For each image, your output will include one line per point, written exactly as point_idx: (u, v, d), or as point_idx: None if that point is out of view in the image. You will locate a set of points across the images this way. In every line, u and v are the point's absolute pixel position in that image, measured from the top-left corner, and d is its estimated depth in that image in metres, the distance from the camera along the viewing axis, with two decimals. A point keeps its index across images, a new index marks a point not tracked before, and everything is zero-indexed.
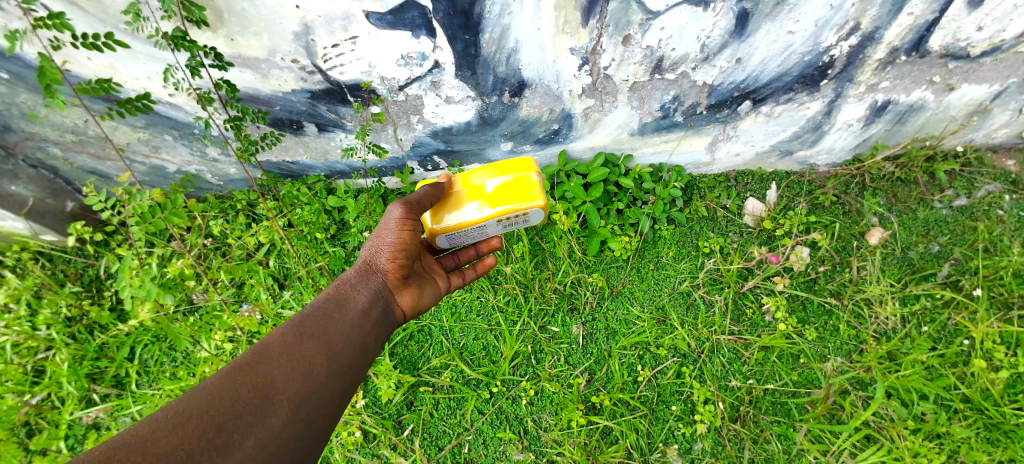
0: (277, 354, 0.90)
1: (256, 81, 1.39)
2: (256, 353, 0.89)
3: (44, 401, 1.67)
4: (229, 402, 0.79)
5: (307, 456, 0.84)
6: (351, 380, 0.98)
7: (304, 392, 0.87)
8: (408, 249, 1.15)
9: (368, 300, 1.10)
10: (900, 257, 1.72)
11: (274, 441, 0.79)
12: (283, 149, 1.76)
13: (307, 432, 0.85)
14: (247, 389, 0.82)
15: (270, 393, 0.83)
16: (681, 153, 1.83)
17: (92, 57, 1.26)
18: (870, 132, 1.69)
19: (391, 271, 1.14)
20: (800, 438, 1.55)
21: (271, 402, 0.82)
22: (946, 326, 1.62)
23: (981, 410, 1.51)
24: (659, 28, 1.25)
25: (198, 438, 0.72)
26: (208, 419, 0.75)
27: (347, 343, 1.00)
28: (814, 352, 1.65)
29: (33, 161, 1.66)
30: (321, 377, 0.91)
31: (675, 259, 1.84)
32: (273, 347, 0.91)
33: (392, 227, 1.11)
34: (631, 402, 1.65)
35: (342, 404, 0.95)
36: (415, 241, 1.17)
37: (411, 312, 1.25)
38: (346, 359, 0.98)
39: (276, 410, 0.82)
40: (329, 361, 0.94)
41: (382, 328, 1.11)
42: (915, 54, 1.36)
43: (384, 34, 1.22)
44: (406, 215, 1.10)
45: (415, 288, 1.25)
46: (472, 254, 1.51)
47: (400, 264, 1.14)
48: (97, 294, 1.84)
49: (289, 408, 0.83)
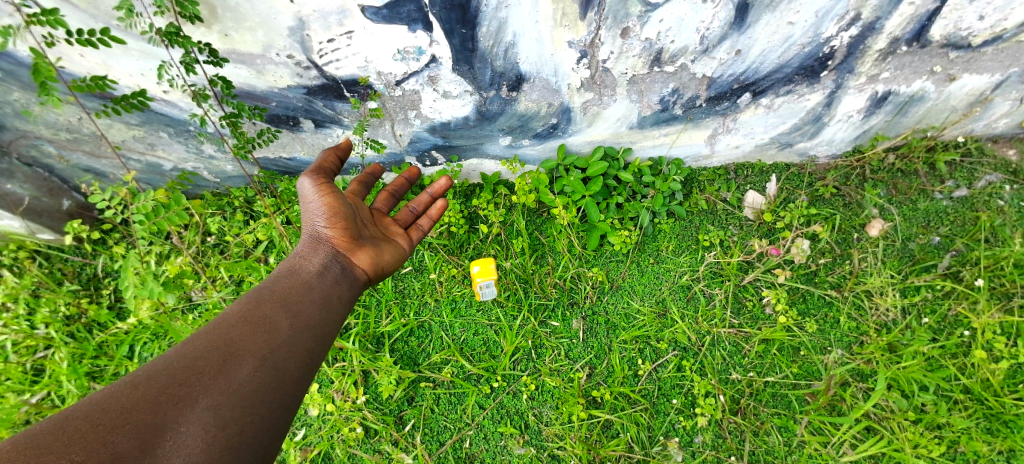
0: (236, 321, 0.94)
1: (252, 77, 1.38)
2: (217, 324, 0.94)
3: (44, 400, 1.67)
4: (191, 363, 0.83)
5: (281, 404, 0.87)
6: (318, 334, 1.01)
7: (264, 348, 0.91)
8: (339, 209, 1.19)
9: (322, 264, 1.14)
10: (901, 249, 1.72)
11: (239, 391, 0.82)
12: (280, 145, 1.74)
13: (278, 381, 0.89)
14: (210, 352, 0.86)
15: (232, 350, 0.88)
16: (680, 147, 1.83)
17: (84, 54, 1.25)
18: (870, 123, 1.68)
19: (335, 235, 1.18)
20: (801, 429, 1.56)
21: (235, 358, 0.87)
22: (947, 318, 1.62)
23: (981, 400, 1.51)
24: (658, 20, 1.23)
25: (160, 396, 0.76)
26: (171, 379, 0.80)
27: (306, 301, 1.04)
28: (815, 345, 1.65)
29: (27, 160, 1.64)
30: (285, 334, 0.95)
31: (675, 253, 1.83)
32: (231, 317, 0.95)
33: (313, 197, 1.18)
34: (631, 396, 1.65)
35: (313, 358, 0.98)
36: (344, 202, 1.21)
37: (375, 271, 1.26)
38: (308, 317, 1.02)
39: (239, 365, 0.86)
40: (291, 320, 0.99)
41: (343, 286, 1.14)
42: (916, 45, 1.35)
43: (381, 29, 1.21)
44: (317, 181, 1.19)
45: (372, 248, 1.26)
46: (425, 199, 1.50)
47: (338, 224, 1.18)
48: (95, 293, 1.83)
49: (254, 363, 0.88)
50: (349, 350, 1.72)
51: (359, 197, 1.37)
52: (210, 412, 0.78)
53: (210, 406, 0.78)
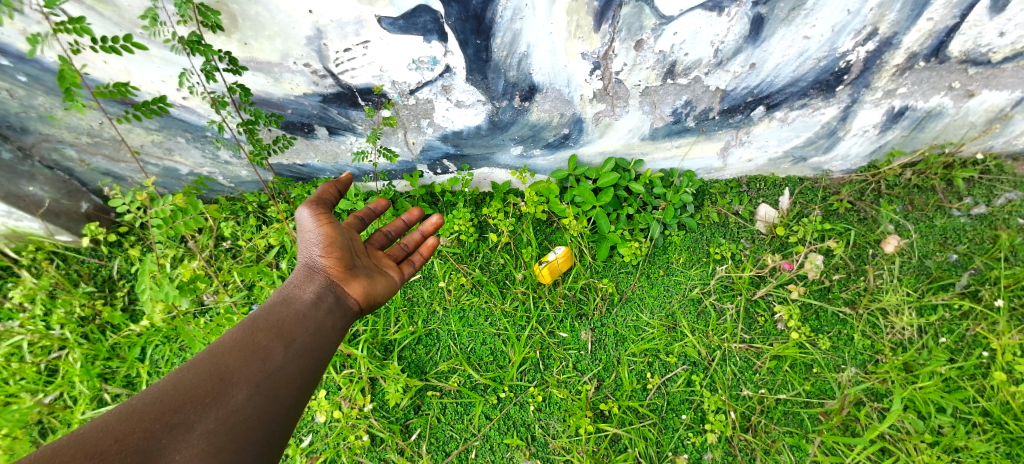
0: (230, 348, 0.94)
1: (269, 84, 1.40)
2: (210, 351, 0.93)
3: (56, 400, 1.68)
4: (186, 390, 0.82)
5: (273, 434, 0.87)
6: (312, 363, 1.02)
7: (258, 376, 0.91)
8: (336, 240, 1.20)
9: (316, 294, 1.14)
10: (917, 266, 1.69)
11: (233, 420, 0.82)
12: (294, 152, 1.77)
13: (271, 409, 0.89)
14: (205, 377, 0.85)
15: (226, 377, 0.87)
16: (692, 159, 1.82)
17: (108, 61, 1.27)
18: (886, 138, 1.66)
19: (330, 265, 1.19)
20: (813, 449, 1.53)
21: (229, 386, 0.86)
22: (965, 338, 1.59)
23: (1001, 424, 1.47)
24: (671, 33, 1.23)
25: (154, 423, 0.75)
26: (165, 406, 0.78)
27: (300, 331, 1.04)
28: (829, 362, 1.63)
29: (49, 162, 1.68)
30: (280, 362, 0.96)
31: (685, 265, 1.82)
32: (224, 345, 0.95)
33: (311, 227, 1.19)
34: (640, 410, 1.63)
35: (305, 387, 0.98)
36: (341, 234, 1.22)
37: (368, 302, 1.25)
38: (302, 345, 1.02)
39: (233, 393, 0.85)
40: (286, 348, 0.99)
41: (336, 317, 1.14)
42: (934, 60, 1.32)
43: (396, 39, 1.22)
44: (316, 210, 1.20)
45: (365, 279, 1.26)
46: (417, 238, 1.50)
47: (334, 255, 1.19)
48: (110, 295, 1.86)
49: (249, 389, 0.88)
50: (357, 357, 1.72)
51: (354, 229, 1.36)
52: (205, 439, 0.77)
53: (205, 434, 0.77)
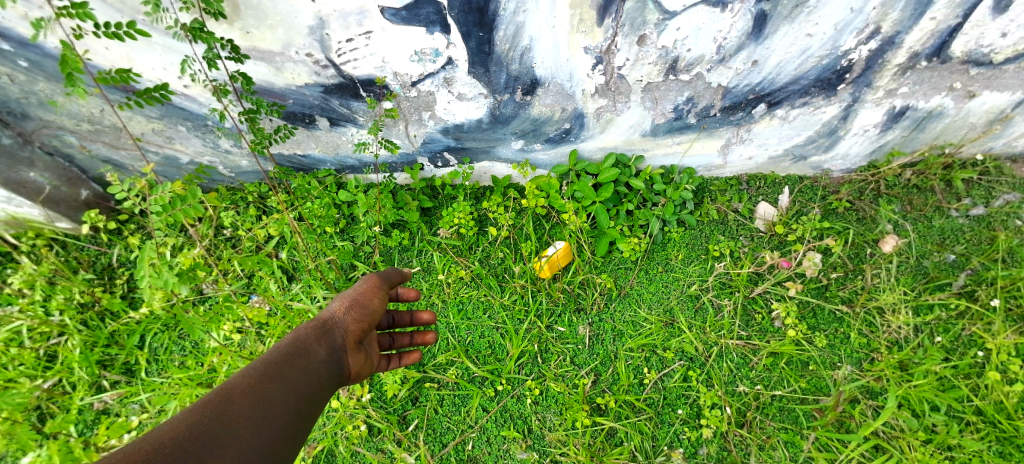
0: (244, 392, 0.77)
1: (270, 74, 1.39)
2: (220, 394, 0.75)
3: (55, 386, 1.69)
4: (200, 437, 0.65)
5: None
6: (316, 413, 0.88)
7: (275, 433, 0.75)
8: (371, 315, 1.18)
9: (333, 355, 1.02)
10: (914, 266, 1.70)
11: None
12: (295, 142, 1.77)
13: None
14: (221, 423, 0.68)
15: (245, 425, 0.71)
16: (693, 156, 1.82)
17: (110, 47, 1.27)
18: (886, 138, 1.67)
19: (354, 331, 1.11)
20: (808, 445, 1.54)
21: (247, 438, 0.70)
22: (960, 337, 1.60)
23: (994, 423, 1.48)
24: (674, 28, 1.23)
25: None
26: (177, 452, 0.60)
27: (315, 388, 0.90)
28: (824, 360, 1.64)
29: (49, 148, 1.68)
30: (295, 420, 0.81)
31: (684, 262, 1.83)
32: (236, 387, 0.77)
33: (361, 293, 1.19)
34: (636, 404, 1.64)
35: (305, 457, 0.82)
36: (377, 310, 1.21)
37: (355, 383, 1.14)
38: (313, 406, 0.88)
39: (251, 449, 0.69)
40: (300, 405, 0.84)
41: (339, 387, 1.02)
42: (936, 60, 1.32)
43: (399, 30, 1.22)
44: (378, 286, 1.25)
45: (365, 360, 1.19)
46: (405, 340, 1.51)
47: (363, 326, 1.14)
48: (109, 283, 1.86)
49: (266, 447, 0.72)
50: None
51: None
52: None
53: None
